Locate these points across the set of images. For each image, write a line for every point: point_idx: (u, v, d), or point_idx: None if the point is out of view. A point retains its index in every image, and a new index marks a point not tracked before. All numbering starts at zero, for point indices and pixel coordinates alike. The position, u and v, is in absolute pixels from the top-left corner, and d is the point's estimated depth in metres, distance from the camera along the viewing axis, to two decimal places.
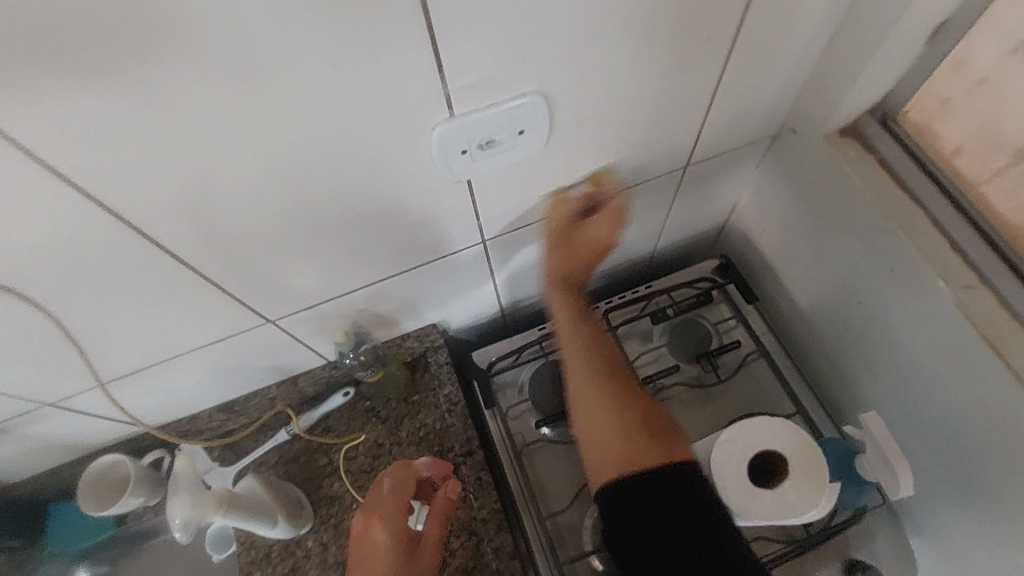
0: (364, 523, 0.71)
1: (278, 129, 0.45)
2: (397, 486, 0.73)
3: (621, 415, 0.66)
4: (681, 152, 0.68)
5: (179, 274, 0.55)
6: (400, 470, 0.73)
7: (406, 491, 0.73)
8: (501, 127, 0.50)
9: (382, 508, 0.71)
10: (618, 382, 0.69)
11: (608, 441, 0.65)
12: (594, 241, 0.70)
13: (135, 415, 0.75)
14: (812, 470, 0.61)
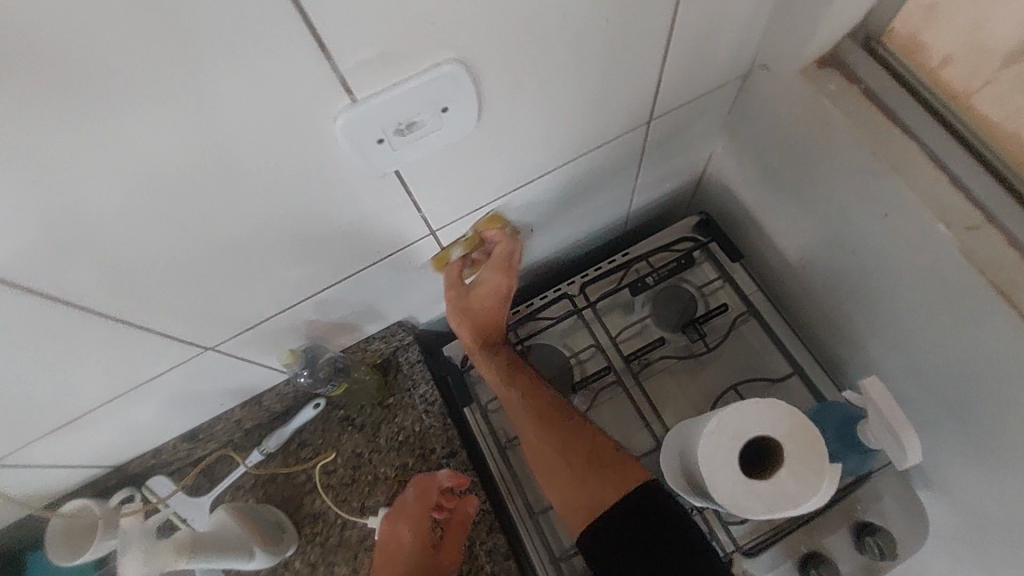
0: (387, 530, 0.72)
1: (147, 148, 0.37)
2: (420, 496, 0.72)
3: (574, 467, 0.65)
4: (643, 106, 0.60)
5: (83, 318, 0.48)
6: (426, 480, 0.72)
7: (429, 502, 0.72)
8: (419, 107, 0.43)
9: (406, 515, 0.72)
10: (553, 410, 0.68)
11: (569, 494, 0.64)
12: (498, 291, 0.69)
13: (88, 459, 0.70)
14: (813, 453, 0.49)
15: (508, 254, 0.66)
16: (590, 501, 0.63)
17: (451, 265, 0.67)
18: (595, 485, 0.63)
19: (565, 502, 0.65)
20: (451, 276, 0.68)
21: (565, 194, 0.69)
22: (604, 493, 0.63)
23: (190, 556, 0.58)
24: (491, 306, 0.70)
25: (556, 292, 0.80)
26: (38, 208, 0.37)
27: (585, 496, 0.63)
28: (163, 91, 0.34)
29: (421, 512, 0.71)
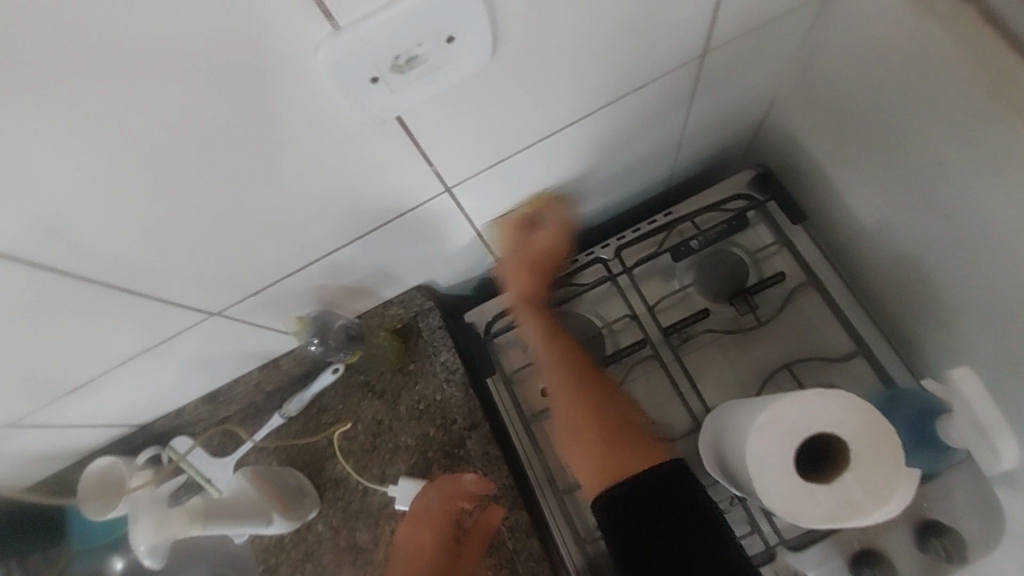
0: (409, 529, 0.73)
1: (99, 93, 0.31)
2: (443, 500, 0.71)
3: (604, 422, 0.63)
4: (695, 36, 0.50)
5: (76, 287, 0.45)
6: (450, 483, 0.72)
7: (451, 505, 0.71)
8: (418, 36, 0.35)
9: (428, 517, 0.72)
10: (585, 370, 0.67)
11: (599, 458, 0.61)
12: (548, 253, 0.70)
13: (112, 419, 0.70)
14: (884, 455, 0.42)
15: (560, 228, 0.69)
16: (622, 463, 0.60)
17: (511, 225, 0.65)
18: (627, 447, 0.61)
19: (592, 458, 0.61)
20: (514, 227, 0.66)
21: (599, 146, 0.60)
22: (632, 462, 0.59)
23: (203, 526, 0.58)
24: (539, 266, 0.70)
25: (589, 256, 0.72)
26: None
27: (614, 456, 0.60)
28: (91, 15, 0.27)
29: (441, 516, 0.71)
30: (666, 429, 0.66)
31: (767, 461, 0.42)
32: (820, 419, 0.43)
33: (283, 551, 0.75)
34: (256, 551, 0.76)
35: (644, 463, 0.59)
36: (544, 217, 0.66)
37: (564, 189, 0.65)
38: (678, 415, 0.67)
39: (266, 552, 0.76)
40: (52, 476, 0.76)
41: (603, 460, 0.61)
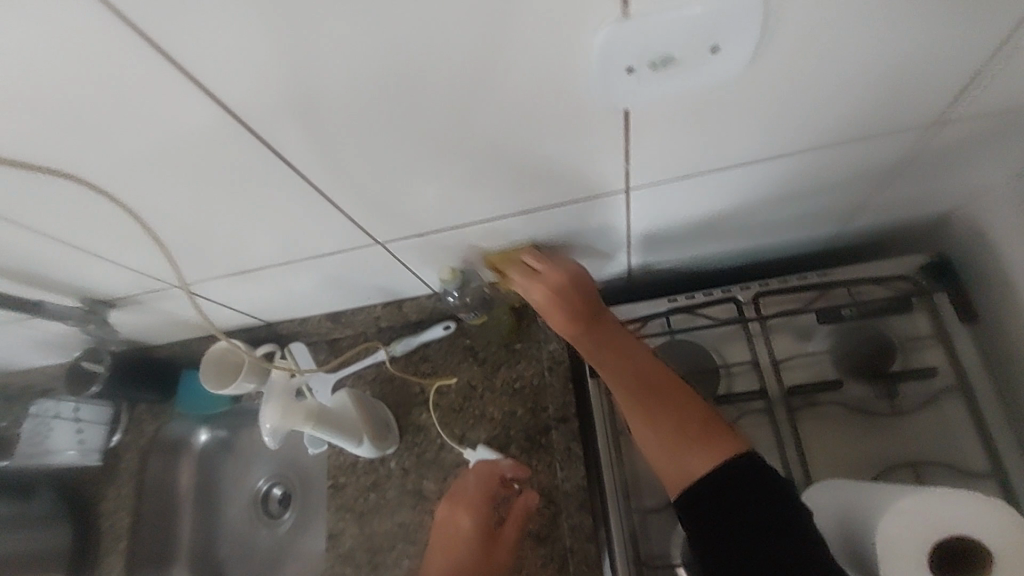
0: (448, 511, 0.69)
1: (399, 26, 0.35)
2: (483, 479, 0.70)
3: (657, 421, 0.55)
4: (933, 104, 0.48)
5: (294, 182, 0.50)
6: (486, 466, 0.71)
7: (492, 486, 0.70)
8: (686, 41, 0.37)
9: (466, 500, 0.69)
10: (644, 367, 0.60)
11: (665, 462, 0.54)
12: (554, 294, 0.63)
13: (253, 308, 0.77)
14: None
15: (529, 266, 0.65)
16: (682, 465, 0.52)
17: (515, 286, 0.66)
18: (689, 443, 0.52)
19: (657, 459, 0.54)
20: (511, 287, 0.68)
21: (782, 187, 0.59)
22: (697, 459, 0.51)
23: (314, 425, 0.63)
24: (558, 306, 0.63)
25: (726, 291, 0.71)
26: (283, 59, 0.37)
27: (672, 456, 0.53)
28: None
29: (485, 496, 0.69)
30: None
31: (899, 546, 0.40)
32: (968, 523, 0.41)
33: (354, 474, 0.81)
34: (331, 466, 0.82)
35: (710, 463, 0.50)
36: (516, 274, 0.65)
37: (739, 212, 0.63)
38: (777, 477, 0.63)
39: (337, 469, 0.81)
40: (185, 342, 0.85)
41: (666, 465, 0.53)
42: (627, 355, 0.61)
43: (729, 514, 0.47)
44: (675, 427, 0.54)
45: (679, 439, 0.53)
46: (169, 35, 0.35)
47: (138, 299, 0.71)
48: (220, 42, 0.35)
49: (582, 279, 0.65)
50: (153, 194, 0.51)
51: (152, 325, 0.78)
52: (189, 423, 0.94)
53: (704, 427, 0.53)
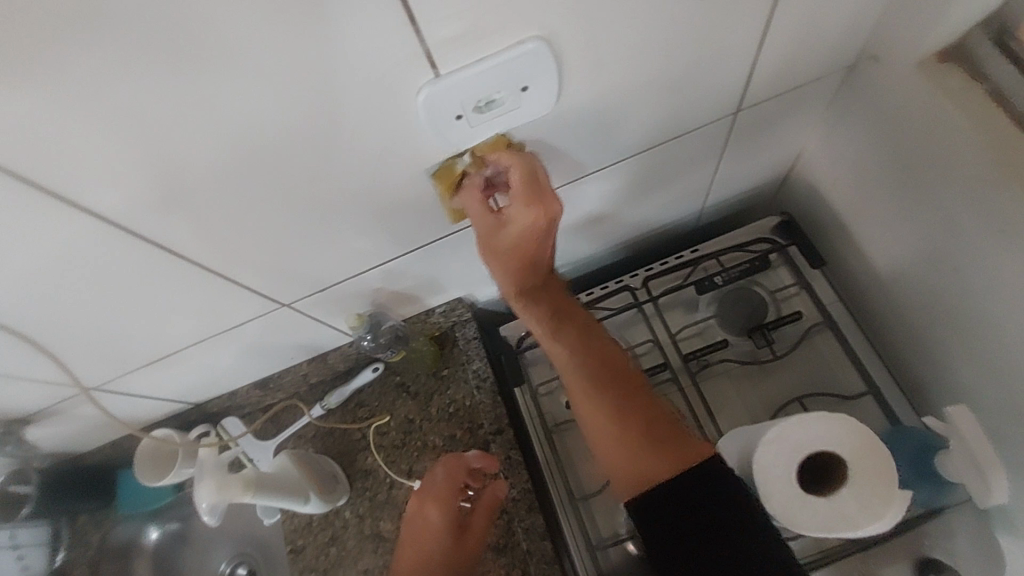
0: (416, 507, 0.74)
1: (237, 115, 0.39)
2: (449, 476, 0.73)
3: (620, 422, 0.58)
4: (730, 95, 0.57)
5: (181, 267, 0.52)
6: (452, 460, 0.73)
7: (456, 482, 0.73)
8: (501, 84, 0.43)
9: (433, 495, 0.73)
10: (607, 361, 0.62)
11: (616, 456, 0.57)
12: (521, 240, 0.56)
13: (175, 394, 0.77)
14: (878, 479, 0.50)
15: (533, 178, 0.51)
16: (645, 463, 0.55)
17: (470, 185, 0.52)
18: (654, 446, 0.56)
19: (617, 459, 0.57)
20: (477, 211, 0.54)
21: (637, 184, 0.67)
22: (658, 466, 0.54)
23: (254, 493, 0.64)
24: (529, 245, 0.57)
25: (619, 283, 0.78)
26: (147, 165, 0.41)
27: (636, 456, 0.56)
28: (256, 65, 0.36)
29: (449, 492, 0.72)
30: None
31: (770, 472, 0.52)
32: (820, 442, 0.52)
33: (311, 533, 0.81)
34: (286, 531, 0.82)
35: (669, 472, 0.54)
36: (500, 172, 0.52)
37: (609, 211, 0.71)
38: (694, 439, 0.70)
39: (294, 532, 0.81)
40: (111, 444, 0.83)
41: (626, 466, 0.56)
42: (593, 352, 0.63)
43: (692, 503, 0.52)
44: (642, 432, 0.57)
45: (641, 439, 0.57)
46: (22, 159, 0.37)
47: (49, 411, 0.69)
48: (75, 155, 0.38)
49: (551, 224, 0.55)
50: (41, 306, 0.51)
51: (71, 435, 0.76)
52: (133, 525, 0.91)
53: (665, 429, 0.57)
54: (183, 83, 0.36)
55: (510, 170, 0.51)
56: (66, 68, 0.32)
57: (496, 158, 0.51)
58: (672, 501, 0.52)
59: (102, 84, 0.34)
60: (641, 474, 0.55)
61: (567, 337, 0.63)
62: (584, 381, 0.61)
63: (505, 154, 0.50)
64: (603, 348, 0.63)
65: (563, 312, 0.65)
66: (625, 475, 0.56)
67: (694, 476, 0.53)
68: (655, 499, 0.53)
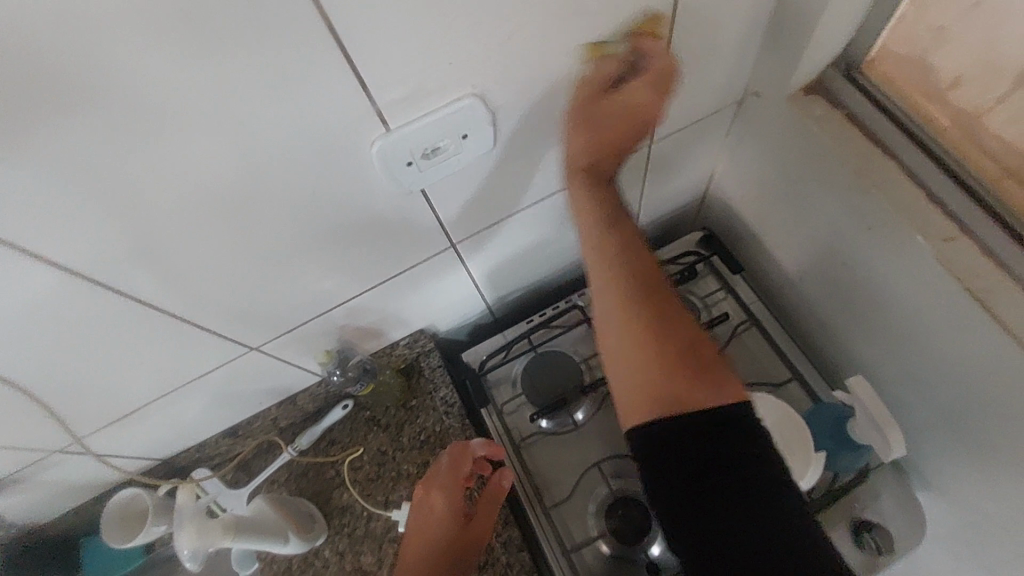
0: (423, 495, 0.76)
1: (203, 169, 0.44)
2: (454, 463, 0.75)
3: (654, 346, 0.57)
4: (643, 129, 0.66)
5: (152, 315, 0.55)
6: (457, 449, 0.76)
7: (461, 470, 0.75)
8: (444, 134, 0.50)
9: (439, 482, 0.75)
10: (648, 287, 0.61)
11: (649, 376, 0.57)
12: (636, 112, 0.56)
13: (142, 449, 0.77)
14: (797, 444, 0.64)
15: (667, 75, 0.54)
16: (673, 391, 0.55)
17: (603, 62, 0.53)
18: (687, 376, 0.56)
19: (634, 385, 0.57)
20: (592, 80, 0.54)
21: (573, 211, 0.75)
22: (695, 395, 0.54)
23: (236, 535, 0.65)
24: (618, 131, 0.58)
25: (568, 303, 0.86)
26: (121, 219, 0.45)
27: (664, 383, 0.56)
28: (222, 126, 0.41)
29: (455, 479, 0.74)
30: None
31: None
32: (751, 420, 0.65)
33: None
34: None
35: (707, 402, 0.54)
36: (639, 63, 0.54)
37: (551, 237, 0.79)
38: None
39: None
40: (74, 510, 0.81)
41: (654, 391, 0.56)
42: (631, 270, 0.61)
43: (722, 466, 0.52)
44: (676, 363, 0.56)
45: (676, 367, 0.56)
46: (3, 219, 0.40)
47: (11, 478, 0.68)
48: (55, 213, 0.42)
49: (645, 121, 0.58)
50: (11, 364, 0.53)
51: (32, 503, 0.74)
52: None
53: (705, 362, 0.58)
54: (154, 145, 0.40)
55: (658, 55, 0.53)
56: (51, 138, 0.37)
57: (648, 47, 0.53)
58: (698, 442, 0.52)
59: (83, 150, 0.38)
60: (666, 402, 0.55)
61: (618, 237, 0.62)
62: (632, 297, 0.60)
63: (659, 48, 0.53)
64: (642, 267, 0.62)
65: (614, 220, 0.62)
66: (641, 404, 0.56)
67: (727, 415, 0.53)
68: (672, 430, 0.53)
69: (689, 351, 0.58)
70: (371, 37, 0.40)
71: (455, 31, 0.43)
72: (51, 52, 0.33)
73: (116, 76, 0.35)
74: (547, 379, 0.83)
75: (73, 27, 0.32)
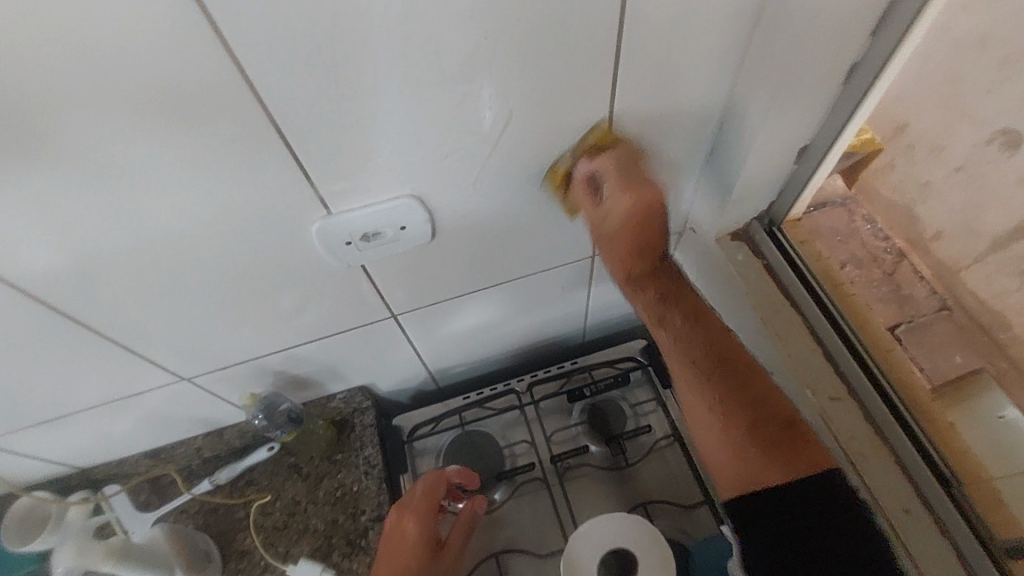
0: (394, 521, 0.73)
1: (152, 219, 0.49)
2: (430, 490, 0.74)
3: (726, 423, 0.60)
4: (585, 244, 0.73)
5: (85, 335, 0.59)
6: (434, 475, 0.75)
7: (436, 498, 0.74)
8: (384, 223, 0.57)
9: (412, 508, 0.73)
10: (713, 358, 0.63)
11: (729, 456, 0.59)
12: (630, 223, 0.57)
13: (60, 458, 0.79)
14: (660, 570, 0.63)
15: (625, 169, 0.55)
16: (755, 468, 0.57)
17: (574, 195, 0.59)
18: (768, 452, 0.57)
19: (727, 463, 0.60)
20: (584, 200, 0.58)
21: (518, 305, 0.82)
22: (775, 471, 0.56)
23: (116, 561, 0.66)
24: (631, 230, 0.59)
25: (506, 386, 0.89)
26: (69, 251, 0.50)
27: (744, 458, 0.58)
28: (175, 188, 0.47)
29: (429, 507, 0.73)
30: (541, 547, 0.79)
31: (579, 560, 0.64)
32: (619, 537, 0.65)
33: None
34: None
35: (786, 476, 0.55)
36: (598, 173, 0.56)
37: (495, 322, 0.84)
38: (553, 539, 0.79)
39: None
40: None
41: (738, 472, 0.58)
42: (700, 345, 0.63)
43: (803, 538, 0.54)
44: (756, 436, 0.58)
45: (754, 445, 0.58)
46: None
47: None
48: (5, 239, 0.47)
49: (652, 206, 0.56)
50: None
51: None
52: None
53: (779, 435, 0.58)
54: (107, 194, 0.46)
55: (604, 164, 0.55)
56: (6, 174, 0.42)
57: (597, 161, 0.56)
58: (782, 515, 0.55)
59: (34, 188, 0.44)
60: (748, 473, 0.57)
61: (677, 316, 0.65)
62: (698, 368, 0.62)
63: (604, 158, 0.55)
64: (710, 345, 0.64)
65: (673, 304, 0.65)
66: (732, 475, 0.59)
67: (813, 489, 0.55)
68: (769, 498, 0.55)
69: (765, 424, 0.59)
70: (317, 136, 0.47)
71: (398, 141, 0.50)
72: (12, 107, 0.38)
73: (75, 130, 0.41)
74: (466, 460, 0.84)
75: (42, 93, 0.38)
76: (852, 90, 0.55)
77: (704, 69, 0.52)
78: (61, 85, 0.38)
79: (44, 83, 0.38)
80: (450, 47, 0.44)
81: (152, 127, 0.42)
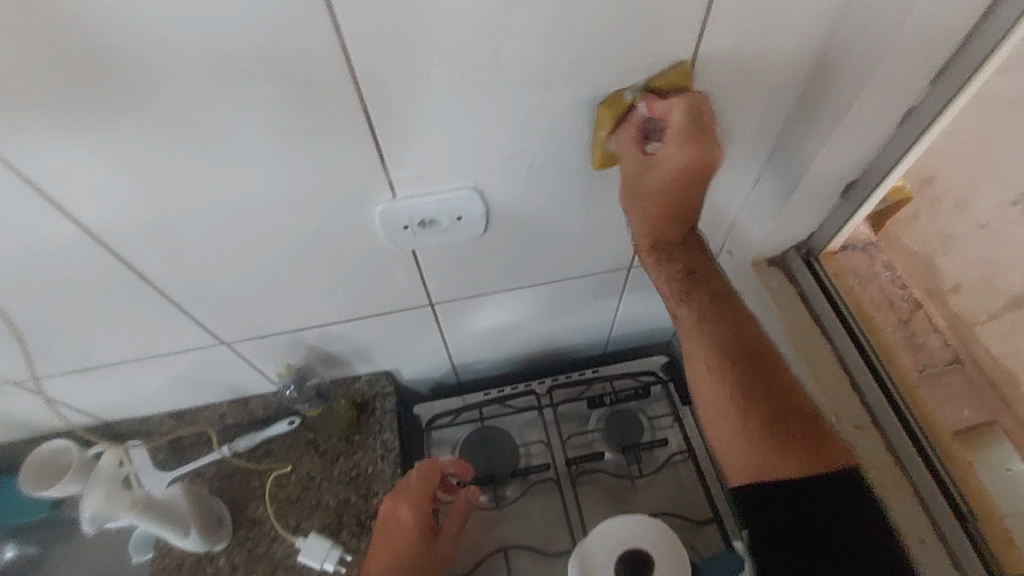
0: (388, 508, 0.74)
1: (228, 183, 0.52)
2: (425, 479, 0.74)
3: (745, 414, 0.60)
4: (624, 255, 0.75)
5: (143, 289, 0.62)
6: (428, 464, 0.75)
7: (430, 487, 0.74)
8: (441, 212, 0.59)
9: (407, 495, 0.74)
10: (737, 348, 0.62)
11: (745, 447, 0.61)
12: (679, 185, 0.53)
13: (91, 407, 0.81)
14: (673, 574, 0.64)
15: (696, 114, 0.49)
16: (770, 459, 0.59)
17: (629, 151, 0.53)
18: (785, 445, 0.59)
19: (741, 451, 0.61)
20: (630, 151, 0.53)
21: (549, 308, 0.84)
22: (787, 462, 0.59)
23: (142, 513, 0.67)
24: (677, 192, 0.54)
25: (527, 386, 0.90)
26: (146, 204, 0.52)
27: (760, 448, 0.60)
28: (255, 157, 0.50)
29: (425, 495, 0.73)
30: (548, 547, 0.80)
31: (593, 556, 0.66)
32: (638, 537, 0.66)
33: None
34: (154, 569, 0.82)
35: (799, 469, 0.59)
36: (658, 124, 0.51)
37: (525, 322, 0.86)
38: (562, 540, 0.80)
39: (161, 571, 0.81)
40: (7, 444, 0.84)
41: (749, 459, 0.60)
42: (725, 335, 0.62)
43: (809, 533, 0.58)
44: (776, 431, 0.60)
45: (772, 439, 0.60)
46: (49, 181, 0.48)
47: None
48: (91, 185, 0.49)
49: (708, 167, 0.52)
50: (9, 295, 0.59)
51: None
52: None
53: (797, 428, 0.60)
54: (192, 155, 0.49)
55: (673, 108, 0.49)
56: (107, 124, 0.45)
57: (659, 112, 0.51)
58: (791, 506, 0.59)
59: (129, 140, 0.46)
60: (764, 466, 0.60)
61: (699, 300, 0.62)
62: (724, 359, 0.62)
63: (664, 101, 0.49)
64: (734, 337, 0.62)
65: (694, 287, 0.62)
66: (747, 467, 0.61)
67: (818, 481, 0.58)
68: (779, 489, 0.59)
69: (776, 417, 0.61)
70: (396, 123, 0.50)
71: (469, 136, 0.52)
72: (129, 65, 0.41)
73: (178, 92, 0.44)
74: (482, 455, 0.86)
75: (158, 55, 0.41)
76: (903, 135, 0.58)
77: (765, 99, 0.55)
78: (175, 48, 0.41)
79: (160, 44, 0.41)
80: (534, 53, 0.47)
81: (247, 96, 0.45)
